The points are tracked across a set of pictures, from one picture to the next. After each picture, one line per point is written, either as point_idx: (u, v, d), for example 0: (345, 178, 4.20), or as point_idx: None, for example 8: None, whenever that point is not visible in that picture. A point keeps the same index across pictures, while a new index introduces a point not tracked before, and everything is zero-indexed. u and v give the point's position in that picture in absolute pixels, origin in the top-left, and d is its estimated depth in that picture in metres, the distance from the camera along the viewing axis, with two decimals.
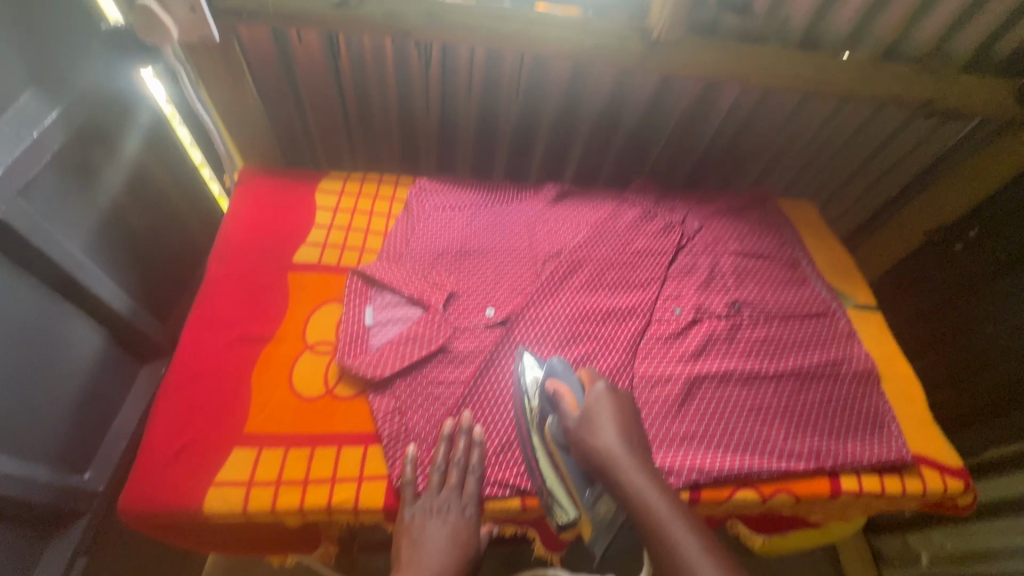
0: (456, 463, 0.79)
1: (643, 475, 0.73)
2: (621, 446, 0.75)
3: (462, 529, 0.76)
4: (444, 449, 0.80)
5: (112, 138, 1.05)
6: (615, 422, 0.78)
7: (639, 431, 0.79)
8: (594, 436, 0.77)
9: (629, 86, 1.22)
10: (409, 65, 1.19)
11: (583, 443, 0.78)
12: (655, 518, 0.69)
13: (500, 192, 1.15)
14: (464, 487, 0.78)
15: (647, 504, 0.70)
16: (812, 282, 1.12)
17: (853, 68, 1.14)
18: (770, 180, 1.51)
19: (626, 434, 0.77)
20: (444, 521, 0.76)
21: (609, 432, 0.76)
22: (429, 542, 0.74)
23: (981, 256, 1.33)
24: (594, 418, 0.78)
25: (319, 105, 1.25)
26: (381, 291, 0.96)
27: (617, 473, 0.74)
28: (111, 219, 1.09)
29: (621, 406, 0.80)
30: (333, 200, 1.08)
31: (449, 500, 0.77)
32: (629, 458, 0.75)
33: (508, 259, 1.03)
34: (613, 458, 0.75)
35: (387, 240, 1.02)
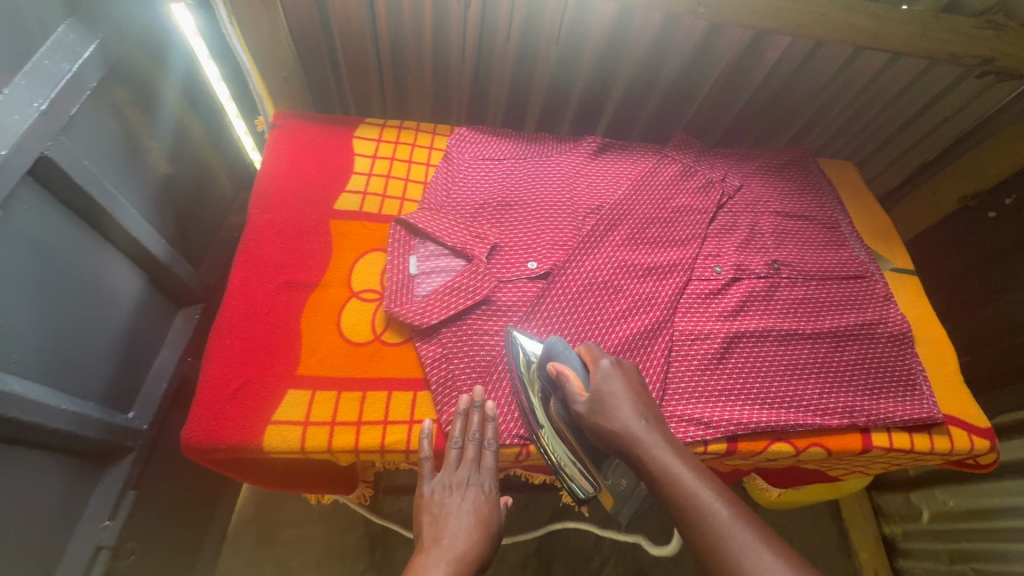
0: (473, 438, 0.78)
1: (663, 449, 0.72)
2: (635, 423, 0.74)
3: (484, 503, 0.76)
4: (460, 429, 0.79)
5: (145, 77, 1.04)
6: (630, 400, 0.76)
7: (653, 405, 0.78)
8: (607, 418, 0.76)
9: (675, 36, 1.17)
10: (447, 5, 1.14)
11: (598, 425, 0.76)
12: (683, 491, 0.68)
13: (539, 144, 1.13)
14: (483, 461, 0.78)
15: (673, 477, 0.69)
16: (851, 244, 1.12)
17: (912, 21, 1.09)
18: (808, 139, 1.48)
19: (642, 409, 0.76)
20: (463, 496, 0.76)
21: (626, 411, 0.75)
22: (451, 518, 0.74)
23: (1016, 224, 1.32)
24: (607, 402, 0.76)
25: (352, 46, 1.21)
26: (424, 242, 0.95)
27: (641, 451, 0.72)
28: (145, 161, 1.08)
29: (630, 383, 0.78)
30: (372, 147, 1.06)
31: (467, 475, 0.77)
32: (651, 433, 0.74)
33: (549, 213, 1.03)
34: (635, 436, 0.74)
35: (428, 189, 1.01)
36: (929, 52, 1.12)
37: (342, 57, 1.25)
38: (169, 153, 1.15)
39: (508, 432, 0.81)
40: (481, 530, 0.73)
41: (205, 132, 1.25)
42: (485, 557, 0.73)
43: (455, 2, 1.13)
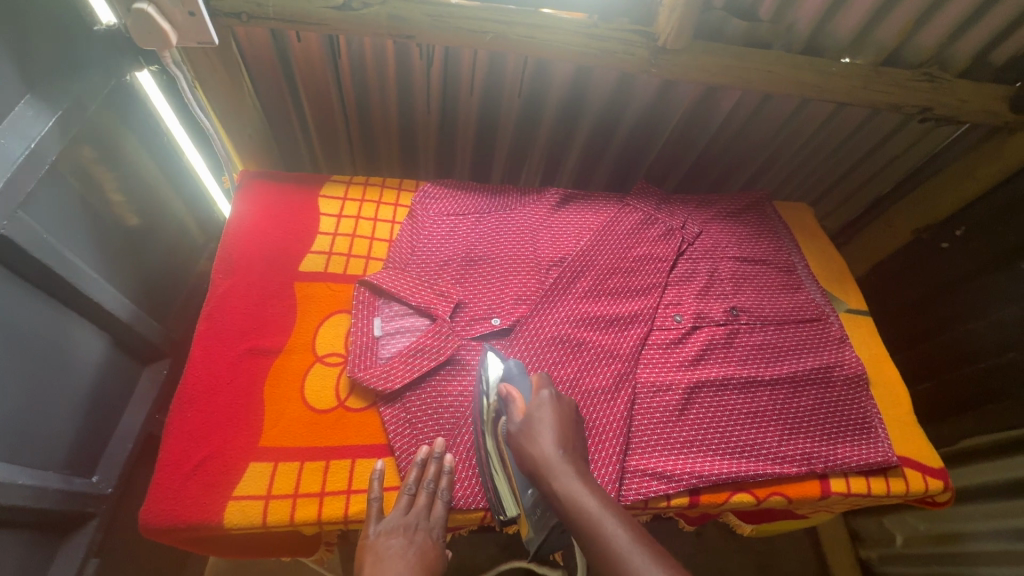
0: (427, 487, 0.79)
1: (575, 481, 0.76)
2: (555, 452, 0.78)
3: (428, 551, 0.76)
4: (416, 476, 0.80)
5: (108, 140, 1.04)
6: (553, 427, 0.80)
7: (577, 437, 0.83)
8: (531, 442, 0.80)
9: (632, 89, 1.21)
10: (411, 65, 1.17)
11: (522, 449, 0.81)
12: (590, 521, 0.71)
13: (503, 197, 1.16)
14: (433, 508, 0.79)
15: (579, 507, 0.73)
16: (806, 286, 1.15)
17: (854, 75, 1.15)
18: (766, 180, 1.52)
19: (563, 438, 0.80)
20: (410, 542, 0.76)
21: (547, 437, 0.79)
22: (397, 563, 0.74)
23: (966, 256, 1.40)
24: (539, 421, 0.81)
25: (319, 101, 1.24)
26: (389, 302, 0.97)
27: (551, 481, 0.76)
28: (106, 223, 1.08)
29: (562, 413, 0.83)
30: (337, 206, 1.08)
31: (415, 521, 0.77)
32: (564, 464, 0.77)
33: (512, 268, 1.05)
34: (550, 465, 0.77)
35: (393, 248, 1.03)
36: (871, 103, 1.18)
37: (309, 111, 1.27)
38: (137, 214, 1.16)
39: (470, 500, 0.82)
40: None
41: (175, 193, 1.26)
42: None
43: (418, 61, 1.16)
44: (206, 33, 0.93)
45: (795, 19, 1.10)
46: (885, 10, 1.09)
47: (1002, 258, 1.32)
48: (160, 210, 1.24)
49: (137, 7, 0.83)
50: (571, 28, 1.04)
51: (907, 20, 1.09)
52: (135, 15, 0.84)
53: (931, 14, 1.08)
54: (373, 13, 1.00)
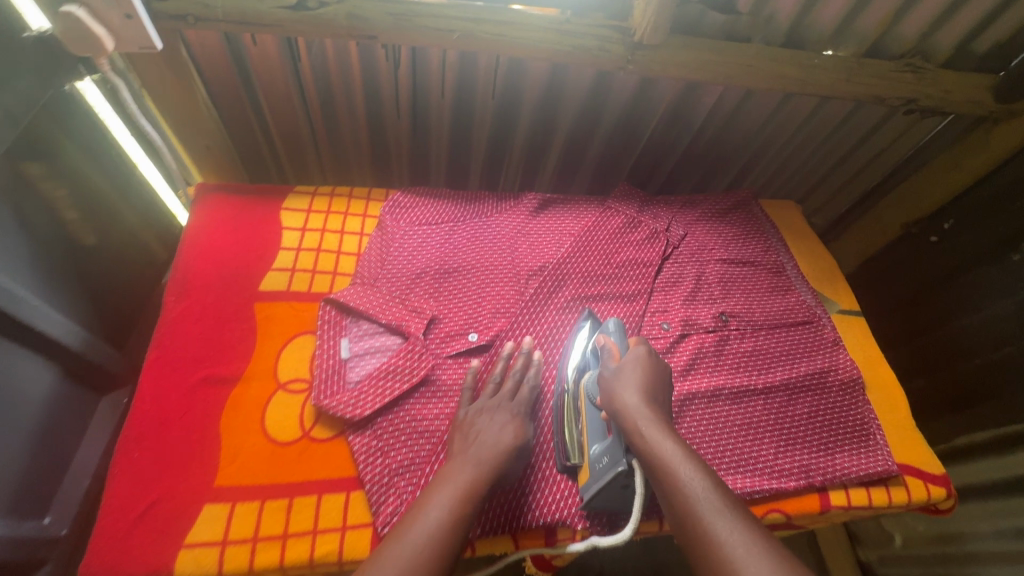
0: (513, 376, 0.84)
1: (663, 430, 0.71)
2: (641, 401, 0.74)
3: (510, 427, 0.78)
4: (501, 372, 0.85)
5: (52, 155, 0.97)
6: (642, 380, 0.76)
7: (663, 393, 0.78)
8: (619, 388, 0.76)
9: (609, 88, 1.17)
10: (377, 68, 1.11)
11: (607, 394, 0.77)
12: (673, 472, 0.66)
13: (478, 203, 1.11)
14: (517, 396, 0.83)
15: (674, 475, 0.66)
16: (797, 287, 1.11)
17: (837, 68, 1.11)
18: (751, 178, 1.48)
19: (651, 393, 0.76)
20: (496, 418, 0.78)
21: (634, 389, 0.75)
22: (480, 434, 0.76)
23: (954, 249, 1.38)
24: (626, 370, 0.78)
25: (280, 108, 1.17)
26: (357, 320, 0.90)
27: (638, 429, 0.71)
28: (53, 245, 1.00)
29: (651, 369, 0.79)
30: (301, 219, 1.01)
31: (500, 405, 0.81)
32: (653, 420, 0.72)
33: (489, 279, 0.99)
34: (636, 417, 0.72)
35: (361, 262, 0.97)
36: (855, 95, 1.15)
37: (272, 121, 1.20)
38: (91, 233, 1.09)
39: (570, 515, 0.80)
40: (490, 454, 0.73)
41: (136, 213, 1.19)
42: (477, 499, 0.68)
43: (384, 63, 1.10)
44: (146, 38, 0.88)
45: (775, 11, 1.06)
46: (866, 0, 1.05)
47: (991, 252, 1.30)
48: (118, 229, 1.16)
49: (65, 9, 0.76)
50: (542, 25, 0.99)
51: (889, 9, 1.05)
52: (64, 19, 0.77)
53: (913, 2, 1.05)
54: (331, 14, 0.94)
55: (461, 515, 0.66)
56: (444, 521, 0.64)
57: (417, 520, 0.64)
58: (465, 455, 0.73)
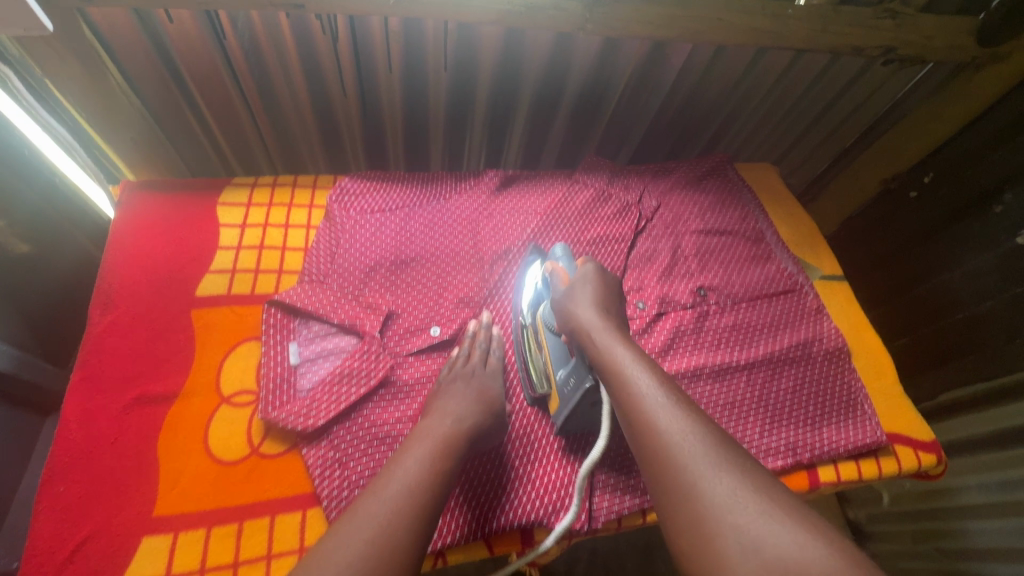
0: (479, 346, 0.82)
1: (614, 336, 0.69)
2: (595, 313, 0.72)
3: (485, 391, 0.76)
4: (467, 343, 0.83)
5: None
6: (594, 296, 0.74)
7: (617, 309, 0.76)
8: (573, 305, 0.74)
9: (570, 51, 1.08)
10: (314, 42, 1.01)
11: (562, 313, 0.75)
12: (619, 373, 0.64)
13: (437, 186, 1.03)
14: (488, 363, 0.81)
15: (624, 377, 0.63)
16: (777, 255, 1.06)
17: (811, 17, 1.03)
18: (727, 140, 1.41)
19: (605, 308, 0.74)
20: (469, 384, 0.77)
21: (586, 304, 0.73)
22: (456, 394, 0.74)
23: (935, 202, 1.34)
24: (579, 288, 0.76)
25: (213, 93, 1.07)
26: (307, 322, 0.83)
27: (592, 339, 0.69)
28: None
29: (603, 284, 0.77)
30: (240, 214, 0.92)
31: (472, 369, 0.79)
32: (607, 330, 0.70)
33: (448, 265, 0.92)
34: (589, 328, 0.70)
35: (308, 258, 0.89)
36: (830, 46, 1.07)
37: (206, 109, 1.10)
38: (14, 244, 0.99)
39: (543, 514, 0.74)
40: (468, 412, 0.72)
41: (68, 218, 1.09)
42: (455, 454, 0.66)
43: (322, 36, 1.00)
44: (33, 19, 0.77)
45: None
46: None
47: (971, 203, 1.26)
48: (51, 237, 1.06)
49: None
50: None
51: None
52: None
53: None
54: None
55: (439, 469, 0.64)
56: (423, 470, 0.62)
57: (393, 474, 0.62)
58: (442, 411, 0.71)
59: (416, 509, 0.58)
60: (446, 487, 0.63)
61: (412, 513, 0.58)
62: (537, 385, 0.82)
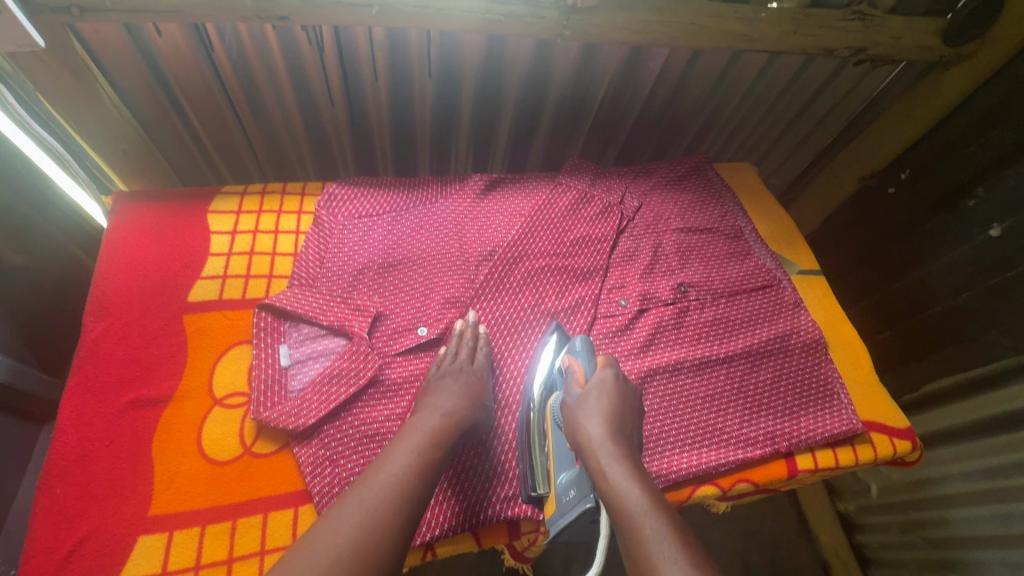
0: (467, 343, 0.85)
1: (623, 465, 0.70)
2: (606, 434, 0.74)
3: (474, 384, 0.80)
4: (456, 340, 0.85)
5: None
6: (606, 410, 0.76)
7: (630, 426, 0.77)
8: (585, 421, 0.76)
9: (551, 57, 1.11)
10: (300, 52, 1.03)
11: (573, 427, 0.77)
12: (626, 511, 0.65)
13: (423, 191, 1.05)
14: (475, 359, 0.84)
15: (633, 519, 0.64)
16: (756, 252, 1.09)
17: (782, 21, 1.06)
18: (709, 141, 1.44)
19: (616, 425, 0.75)
20: (456, 379, 0.79)
21: (597, 421, 0.75)
22: (448, 390, 0.78)
23: (911, 197, 1.38)
24: (593, 399, 0.78)
25: (202, 104, 1.09)
26: (297, 324, 0.85)
27: (601, 466, 0.70)
28: None
29: (616, 395, 0.78)
30: (230, 221, 0.94)
31: (461, 363, 0.82)
32: (618, 458, 0.71)
33: (435, 268, 0.95)
34: (601, 454, 0.72)
35: (298, 263, 0.91)
36: (802, 48, 1.10)
37: (196, 120, 1.12)
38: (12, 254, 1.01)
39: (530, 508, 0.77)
40: (459, 406, 0.75)
41: (62, 229, 1.11)
42: (444, 446, 0.70)
43: (308, 47, 1.02)
44: (23, 33, 0.79)
45: None
46: None
47: (947, 197, 1.31)
48: (47, 247, 1.09)
49: None
50: None
51: None
52: None
53: None
54: None
55: (426, 461, 0.67)
56: (411, 461, 0.66)
57: (382, 465, 0.65)
58: (432, 406, 0.74)
59: (400, 499, 0.62)
60: (431, 477, 0.67)
61: (396, 502, 0.62)
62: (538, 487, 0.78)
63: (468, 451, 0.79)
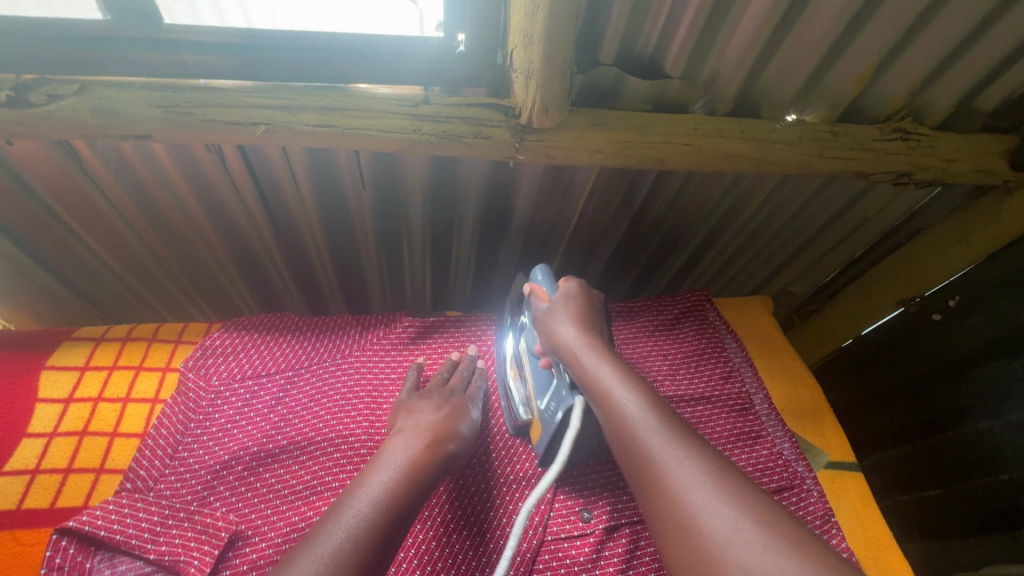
0: (461, 371, 0.78)
1: (601, 352, 0.60)
2: (579, 331, 0.64)
3: (463, 408, 0.71)
4: (447, 368, 0.79)
5: None
6: (577, 312, 0.66)
7: (603, 328, 0.67)
8: (554, 326, 0.66)
9: (514, 177, 0.89)
10: (198, 164, 0.83)
11: (547, 331, 0.67)
12: (603, 390, 0.56)
13: (338, 337, 0.83)
14: (468, 389, 0.76)
15: (609, 395, 0.55)
16: (770, 434, 0.83)
17: (801, 140, 0.84)
18: (711, 262, 1.20)
19: (589, 325, 0.65)
20: (444, 403, 0.71)
21: (569, 322, 0.65)
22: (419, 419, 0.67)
23: (965, 334, 1.13)
24: (557, 308, 0.68)
25: (87, 216, 0.89)
26: (114, 555, 0.60)
27: (576, 356, 0.61)
28: None
29: (585, 302, 0.69)
30: (69, 384, 0.73)
31: (450, 388, 0.75)
32: (592, 349, 0.61)
33: (332, 454, 0.71)
34: (573, 347, 0.62)
35: (140, 452, 0.67)
36: (828, 172, 0.88)
37: (83, 231, 0.92)
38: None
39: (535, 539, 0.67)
40: (439, 426, 0.65)
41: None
42: (425, 483, 0.58)
43: (208, 160, 0.82)
44: None
45: (715, 70, 0.78)
46: (836, 55, 0.77)
47: (1013, 339, 1.05)
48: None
49: None
50: (391, 108, 0.69)
51: (870, 63, 0.77)
52: None
53: (904, 45, 0.76)
54: (68, 110, 0.62)
55: (389, 517, 0.52)
56: (383, 503, 0.53)
57: (338, 517, 0.51)
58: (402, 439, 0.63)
59: (370, 555, 0.48)
60: (409, 514, 0.54)
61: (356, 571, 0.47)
62: (518, 412, 0.75)
63: (437, 505, 0.67)
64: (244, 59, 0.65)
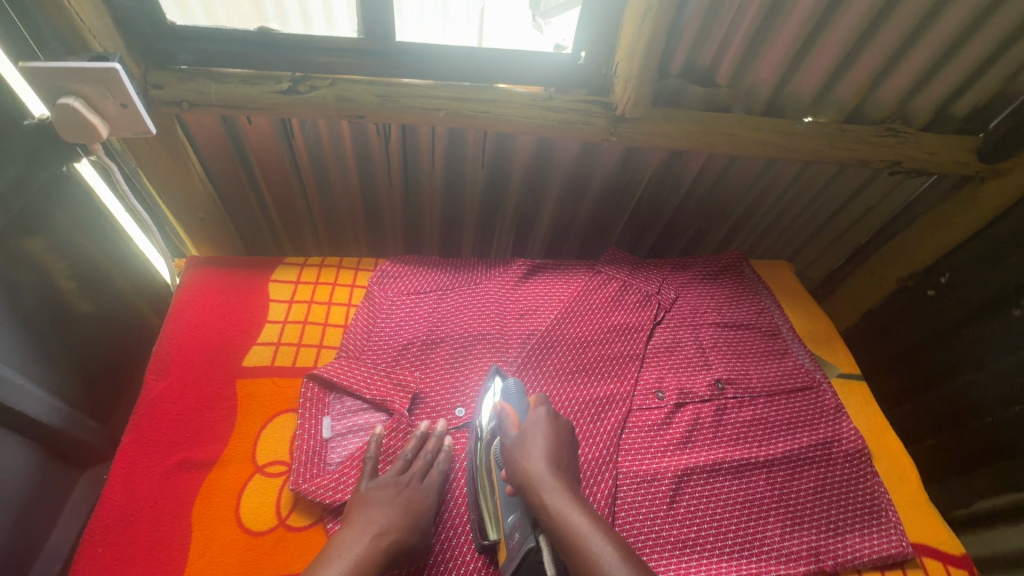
0: (425, 454, 0.81)
1: (566, 495, 0.68)
2: (549, 467, 0.71)
3: (415, 503, 0.74)
4: (414, 446, 0.83)
5: (69, 226, 0.95)
6: (548, 444, 0.74)
7: (571, 457, 0.75)
8: (525, 456, 0.73)
9: (596, 157, 1.18)
10: (369, 141, 1.13)
11: (513, 462, 0.74)
12: (577, 540, 0.64)
13: (468, 271, 1.11)
14: (428, 475, 0.80)
15: (579, 543, 0.63)
16: (794, 351, 1.09)
17: (816, 136, 1.12)
18: (742, 236, 1.48)
19: (558, 458, 0.73)
20: (399, 493, 0.75)
21: (540, 454, 0.73)
22: (380, 502, 0.73)
23: (954, 304, 1.36)
24: (526, 436, 0.75)
25: (274, 181, 1.19)
26: (341, 396, 0.88)
27: (543, 499, 0.68)
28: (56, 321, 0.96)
29: (556, 430, 0.76)
30: (289, 290, 1.01)
31: (410, 476, 0.78)
32: (557, 485, 0.69)
33: (476, 346, 0.98)
34: (541, 482, 0.70)
35: (348, 334, 0.95)
36: (839, 160, 1.16)
37: (267, 192, 1.22)
38: (96, 306, 1.04)
39: None
40: (388, 521, 0.70)
41: (139, 288, 1.15)
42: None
43: (375, 138, 1.12)
44: (140, 124, 0.86)
45: (754, 80, 1.07)
46: (843, 69, 1.06)
47: (998, 302, 1.27)
48: (131, 308, 1.13)
49: (63, 101, 0.76)
50: (525, 101, 0.99)
51: (867, 77, 1.06)
52: (59, 110, 0.76)
53: (892, 63, 1.05)
54: (321, 97, 0.93)
55: None
56: None
57: None
58: (363, 522, 0.70)
59: None
60: None
61: None
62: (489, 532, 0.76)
63: None
64: (432, 67, 0.97)
